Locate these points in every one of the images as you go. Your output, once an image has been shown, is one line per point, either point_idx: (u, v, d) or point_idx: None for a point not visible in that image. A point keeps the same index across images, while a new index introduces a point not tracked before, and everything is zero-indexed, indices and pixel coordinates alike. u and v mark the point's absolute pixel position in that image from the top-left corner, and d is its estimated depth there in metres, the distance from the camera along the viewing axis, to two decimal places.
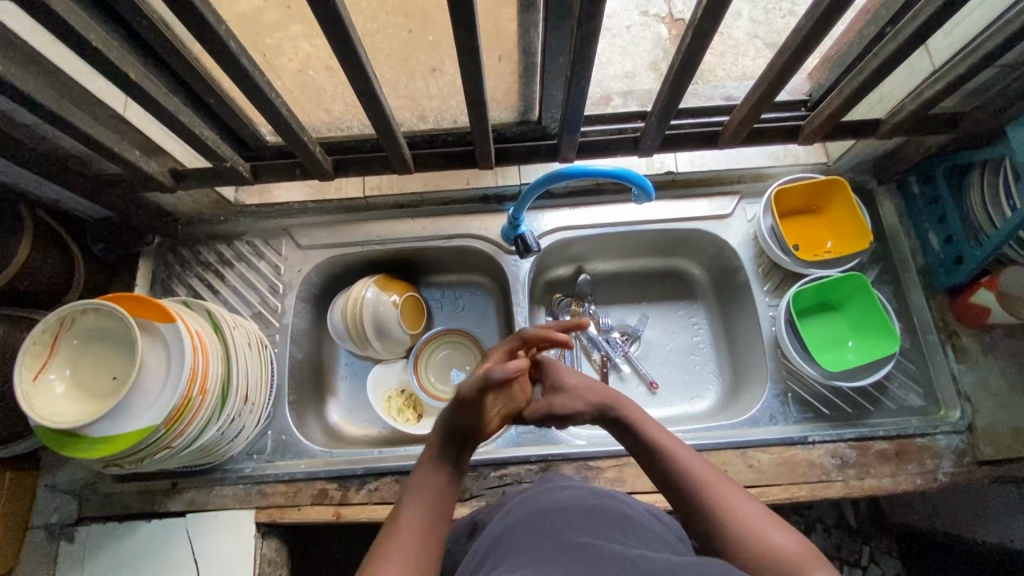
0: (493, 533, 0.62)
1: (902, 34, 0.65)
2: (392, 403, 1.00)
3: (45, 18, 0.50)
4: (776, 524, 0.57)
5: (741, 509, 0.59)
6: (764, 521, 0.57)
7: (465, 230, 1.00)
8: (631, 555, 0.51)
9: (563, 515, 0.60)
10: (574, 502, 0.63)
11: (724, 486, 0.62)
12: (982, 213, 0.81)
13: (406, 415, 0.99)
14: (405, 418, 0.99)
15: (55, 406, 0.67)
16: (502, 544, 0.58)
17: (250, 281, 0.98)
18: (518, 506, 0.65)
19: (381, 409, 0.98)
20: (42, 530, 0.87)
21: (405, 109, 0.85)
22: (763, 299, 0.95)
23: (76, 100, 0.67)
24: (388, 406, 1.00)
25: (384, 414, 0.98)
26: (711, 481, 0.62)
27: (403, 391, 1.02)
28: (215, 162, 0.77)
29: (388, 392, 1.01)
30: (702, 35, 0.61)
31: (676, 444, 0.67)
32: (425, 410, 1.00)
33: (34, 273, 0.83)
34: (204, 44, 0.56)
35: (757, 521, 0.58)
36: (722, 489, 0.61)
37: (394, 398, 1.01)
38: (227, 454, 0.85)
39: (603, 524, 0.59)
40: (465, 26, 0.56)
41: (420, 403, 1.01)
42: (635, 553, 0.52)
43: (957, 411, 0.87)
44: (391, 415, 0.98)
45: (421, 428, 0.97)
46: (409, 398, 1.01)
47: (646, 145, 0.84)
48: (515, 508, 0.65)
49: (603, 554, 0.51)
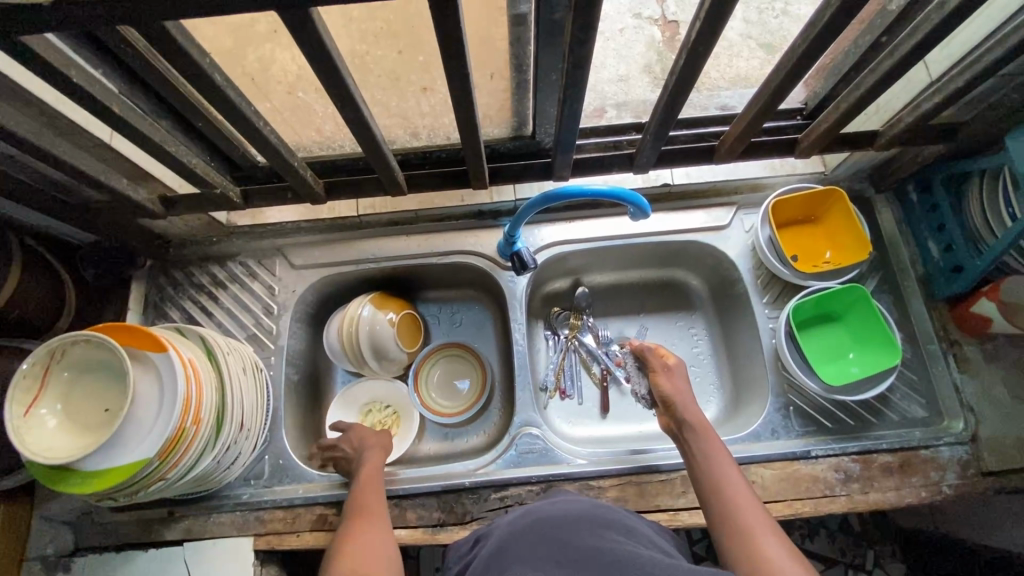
0: (493, 545, 0.61)
1: (899, 51, 0.64)
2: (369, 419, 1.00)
3: (25, 57, 0.49)
4: (784, 548, 0.61)
5: (755, 528, 0.64)
6: (774, 547, 0.61)
7: (461, 246, 0.99)
8: (635, 567, 0.51)
9: (567, 526, 0.59)
10: (575, 515, 0.62)
11: (755, 511, 0.66)
12: (983, 223, 0.80)
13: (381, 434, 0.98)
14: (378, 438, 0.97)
15: (46, 441, 0.66)
16: (504, 555, 0.58)
17: (244, 302, 0.97)
18: (521, 517, 0.64)
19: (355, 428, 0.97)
20: (37, 561, 0.85)
21: (397, 128, 0.84)
22: (763, 311, 0.94)
23: (61, 130, 0.66)
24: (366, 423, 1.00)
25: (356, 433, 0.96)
26: (741, 500, 0.67)
27: (386, 406, 1.01)
28: (205, 188, 0.76)
29: (368, 407, 1.01)
30: (698, 54, 0.61)
31: (718, 450, 0.73)
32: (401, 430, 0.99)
33: (23, 303, 0.82)
34: (188, 78, 0.55)
35: (765, 539, 0.62)
36: (750, 514, 0.65)
37: (378, 411, 1.00)
38: (223, 481, 0.84)
39: (607, 538, 0.58)
40: (455, 50, 0.55)
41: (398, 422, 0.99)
42: (639, 564, 0.52)
43: (961, 422, 0.86)
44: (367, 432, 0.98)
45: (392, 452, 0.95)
46: (386, 415, 1.00)
47: (642, 162, 0.83)
48: (517, 519, 0.64)
49: (610, 569, 0.51)
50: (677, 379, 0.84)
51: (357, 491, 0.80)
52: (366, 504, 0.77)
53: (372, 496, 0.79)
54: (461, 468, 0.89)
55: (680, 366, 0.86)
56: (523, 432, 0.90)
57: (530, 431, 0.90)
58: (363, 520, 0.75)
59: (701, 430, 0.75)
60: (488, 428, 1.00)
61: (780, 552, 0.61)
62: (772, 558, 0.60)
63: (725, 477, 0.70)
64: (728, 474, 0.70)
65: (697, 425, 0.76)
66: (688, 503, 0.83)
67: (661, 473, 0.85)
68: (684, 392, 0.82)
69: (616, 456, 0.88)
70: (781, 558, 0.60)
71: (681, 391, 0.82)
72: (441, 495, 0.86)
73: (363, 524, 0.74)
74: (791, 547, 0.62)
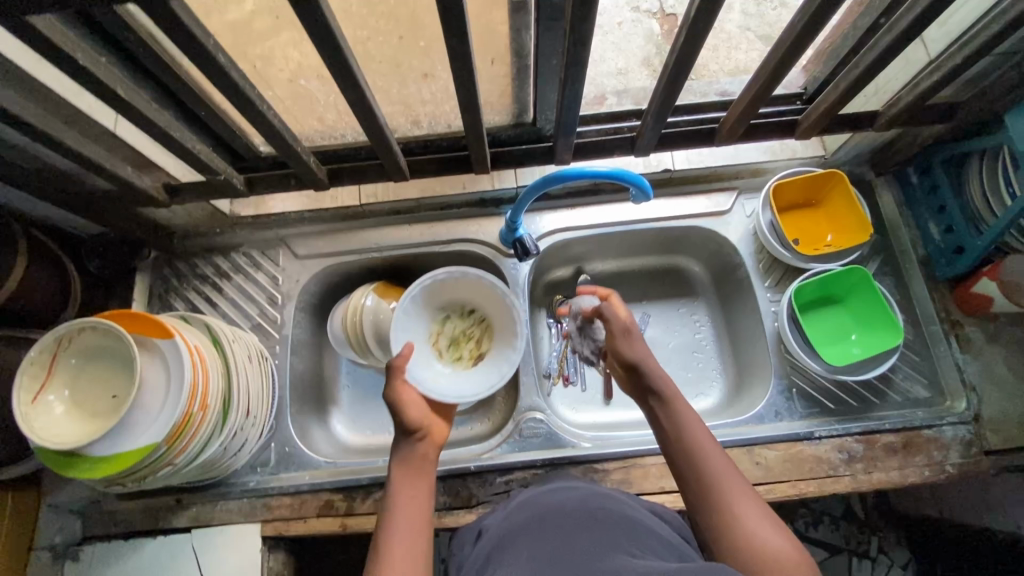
0: (495, 539, 0.60)
1: (896, 28, 0.64)
2: (445, 329, 0.91)
3: (31, 39, 0.50)
4: (770, 522, 0.57)
5: (739, 504, 0.59)
6: (760, 524, 0.57)
7: (463, 235, 0.99)
8: (636, 563, 0.50)
9: (565, 520, 0.58)
10: (578, 507, 0.61)
11: (735, 482, 0.61)
12: (983, 204, 0.81)
13: (458, 352, 0.89)
14: (456, 360, 0.88)
15: (53, 427, 0.66)
16: (504, 551, 0.57)
17: (248, 292, 0.98)
18: (519, 509, 0.64)
19: (420, 364, 0.83)
20: (46, 551, 0.86)
21: (399, 116, 0.85)
22: (765, 295, 0.94)
23: (66, 118, 0.66)
24: (440, 332, 0.90)
25: (420, 377, 0.80)
26: (719, 472, 0.61)
27: (472, 312, 0.91)
28: (209, 175, 0.77)
29: (447, 307, 0.91)
30: (697, 34, 0.61)
31: (690, 417, 0.67)
32: (491, 351, 0.88)
33: (29, 291, 0.83)
34: (193, 59, 0.55)
35: (753, 518, 0.57)
36: (740, 498, 0.59)
37: (458, 340, 0.90)
38: (229, 468, 0.85)
39: (610, 528, 0.57)
40: (457, 29, 0.55)
41: (488, 336, 0.90)
42: (638, 561, 0.51)
43: (963, 401, 0.86)
44: (437, 351, 0.88)
45: (473, 376, 0.86)
46: (470, 327, 0.91)
47: (643, 144, 0.83)
48: (517, 510, 0.64)
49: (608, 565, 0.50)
50: (636, 341, 0.75)
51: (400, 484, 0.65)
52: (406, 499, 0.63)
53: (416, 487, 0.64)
54: (465, 453, 0.89)
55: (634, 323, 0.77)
56: (527, 416, 0.90)
57: (534, 416, 0.90)
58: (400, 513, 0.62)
59: (669, 398, 0.69)
60: (492, 415, 1.00)
61: (770, 530, 0.56)
62: (759, 538, 0.56)
63: (699, 448, 0.64)
64: (703, 444, 0.64)
65: (666, 393, 0.69)
66: None
67: None
68: (649, 355, 0.73)
69: (619, 439, 0.89)
70: (770, 536, 0.56)
71: (644, 354, 0.73)
72: (446, 480, 0.86)
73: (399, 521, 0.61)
74: (777, 520, 0.58)
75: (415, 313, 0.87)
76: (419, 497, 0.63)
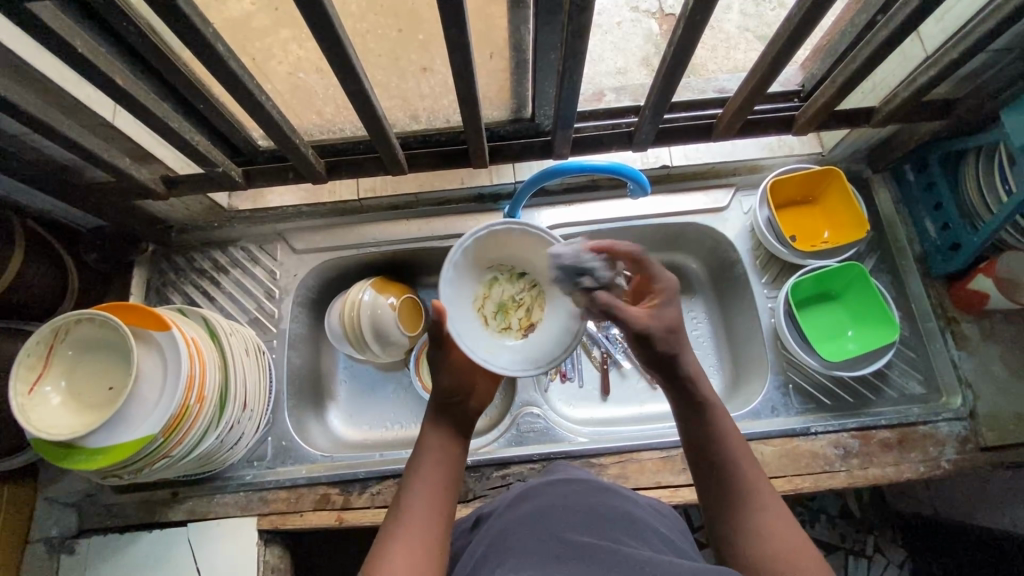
0: (492, 533, 0.60)
1: (892, 23, 0.65)
2: (492, 293, 0.76)
3: (29, 24, 0.50)
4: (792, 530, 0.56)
5: (764, 513, 0.57)
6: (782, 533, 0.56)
7: (462, 230, 0.99)
8: (636, 561, 0.50)
9: (565, 515, 0.58)
10: (577, 501, 0.61)
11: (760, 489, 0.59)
12: (979, 200, 0.81)
13: (505, 321, 0.75)
14: (501, 329, 0.75)
15: (50, 418, 0.66)
16: (502, 545, 0.56)
17: (246, 286, 0.98)
18: (518, 502, 0.64)
19: (464, 332, 0.71)
20: (41, 543, 0.86)
21: (398, 110, 0.85)
22: (762, 291, 0.95)
23: (64, 108, 0.66)
24: (486, 297, 0.75)
25: (469, 347, 0.69)
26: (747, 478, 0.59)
27: (522, 274, 0.76)
28: (207, 168, 0.77)
29: (495, 267, 0.76)
30: (694, 29, 0.61)
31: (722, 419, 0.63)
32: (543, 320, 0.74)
33: (26, 283, 0.83)
34: (191, 49, 0.55)
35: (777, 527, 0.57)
36: (765, 506, 0.58)
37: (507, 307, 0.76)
38: (226, 461, 0.85)
39: (607, 524, 0.57)
40: (455, 20, 0.55)
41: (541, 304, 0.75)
42: (639, 557, 0.51)
43: (959, 398, 0.87)
44: (482, 318, 0.74)
45: (518, 351, 0.72)
46: (521, 292, 0.76)
47: (640, 139, 0.83)
48: (516, 502, 0.64)
49: (610, 563, 0.50)
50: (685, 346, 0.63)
51: (424, 449, 0.65)
52: (426, 464, 0.63)
53: (438, 453, 0.64)
54: None
55: (668, 307, 0.64)
56: (524, 411, 0.91)
57: (531, 411, 0.91)
58: (420, 477, 0.62)
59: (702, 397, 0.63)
60: (489, 411, 1.00)
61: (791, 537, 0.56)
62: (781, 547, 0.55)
63: (729, 452, 0.61)
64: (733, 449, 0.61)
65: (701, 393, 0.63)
66: (688, 480, 0.84)
67: (661, 450, 0.86)
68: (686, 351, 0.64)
69: (616, 434, 0.89)
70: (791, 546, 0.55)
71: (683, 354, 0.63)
72: None
73: (418, 485, 0.61)
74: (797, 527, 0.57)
75: (459, 275, 0.72)
76: (440, 463, 0.63)
